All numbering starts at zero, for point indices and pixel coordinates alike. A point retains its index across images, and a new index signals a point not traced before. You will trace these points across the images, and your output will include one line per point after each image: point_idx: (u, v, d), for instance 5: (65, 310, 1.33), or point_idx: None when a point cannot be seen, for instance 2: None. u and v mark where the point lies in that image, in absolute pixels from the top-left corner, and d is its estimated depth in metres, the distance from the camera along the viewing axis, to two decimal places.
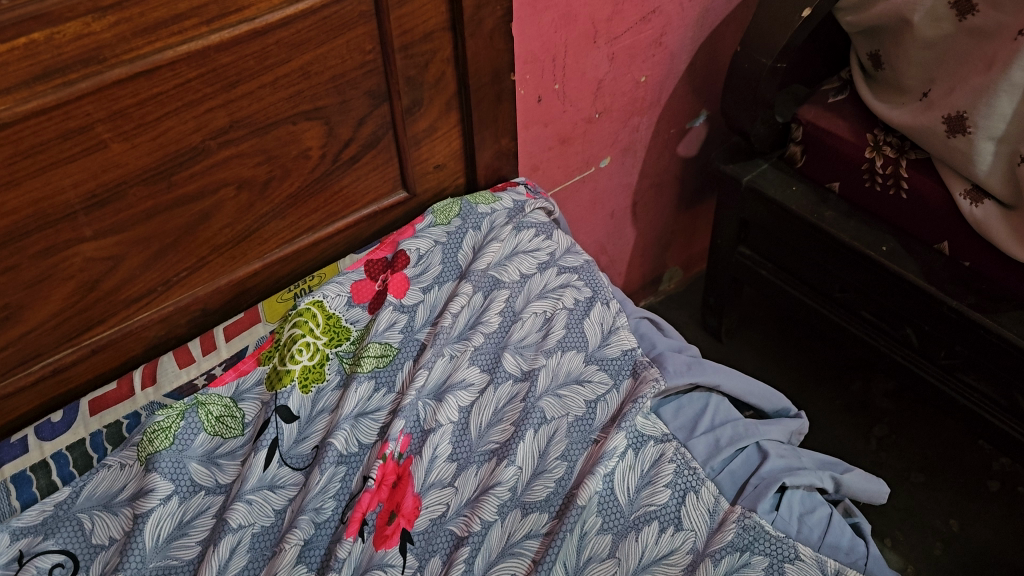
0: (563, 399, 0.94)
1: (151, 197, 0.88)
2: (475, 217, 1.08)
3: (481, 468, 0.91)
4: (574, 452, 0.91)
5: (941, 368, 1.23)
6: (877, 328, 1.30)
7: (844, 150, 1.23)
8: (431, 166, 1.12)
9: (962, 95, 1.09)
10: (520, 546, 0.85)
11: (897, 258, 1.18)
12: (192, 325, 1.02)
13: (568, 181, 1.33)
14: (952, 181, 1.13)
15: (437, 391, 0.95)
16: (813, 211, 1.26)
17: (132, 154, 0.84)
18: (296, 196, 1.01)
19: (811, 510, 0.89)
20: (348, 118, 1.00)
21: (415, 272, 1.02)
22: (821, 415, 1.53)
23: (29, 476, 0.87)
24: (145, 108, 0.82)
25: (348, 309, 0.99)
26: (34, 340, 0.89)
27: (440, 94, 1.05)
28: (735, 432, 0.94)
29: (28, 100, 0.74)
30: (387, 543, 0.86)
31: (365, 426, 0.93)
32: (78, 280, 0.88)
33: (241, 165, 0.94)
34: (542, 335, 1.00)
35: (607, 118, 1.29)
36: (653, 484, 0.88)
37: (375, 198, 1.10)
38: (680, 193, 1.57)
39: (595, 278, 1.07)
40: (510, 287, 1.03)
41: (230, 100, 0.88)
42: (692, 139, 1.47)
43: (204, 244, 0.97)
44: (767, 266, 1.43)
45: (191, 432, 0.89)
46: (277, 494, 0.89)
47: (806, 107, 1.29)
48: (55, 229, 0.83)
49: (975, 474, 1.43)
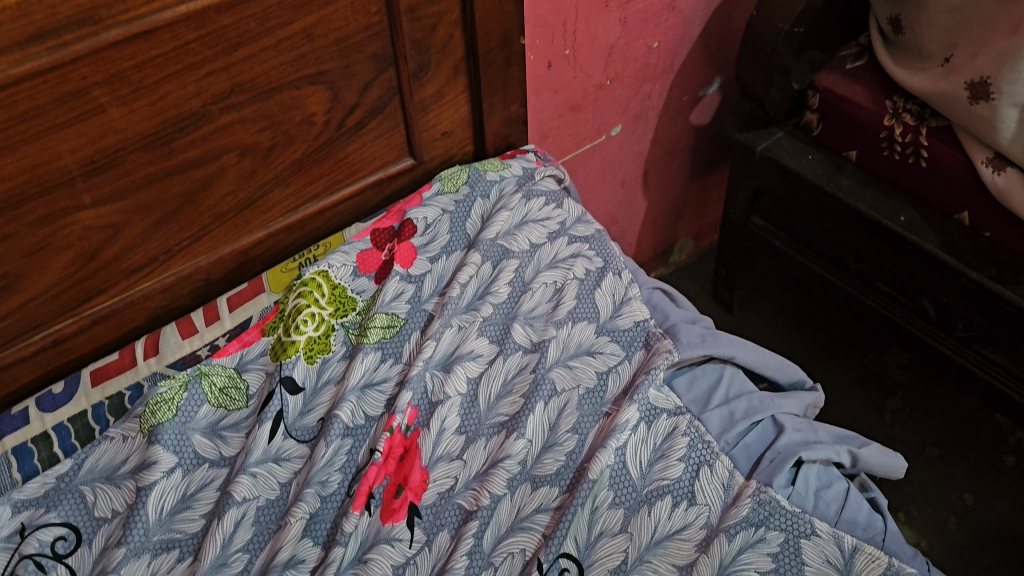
0: (574, 371, 0.92)
1: (151, 163, 0.86)
2: (483, 185, 1.06)
3: (490, 440, 0.89)
4: (585, 425, 0.89)
5: (959, 340, 1.21)
6: (894, 300, 1.27)
7: (863, 117, 1.20)
8: (438, 132, 1.09)
9: (985, 61, 1.05)
10: (530, 520, 0.83)
11: (915, 228, 1.15)
12: (195, 296, 1.00)
13: (578, 149, 1.31)
14: (974, 150, 1.09)
15: (445, 362, 0.93)
16: (829, 180, 1.23)
17: (130, 118, 0.81)
18: (299, 163, 0.99)
19: (828, 485, 0.87)
20: (353, 83, 0.97)
21: (422, 241, 1.00)
22: (835, 388, 1.51)
23: (30, 448, 0.85)
24: (143, 71, 0.79)
25: (354, 279, 0.97)
26: (33, 310, 0.87)
27: (447, 59, 1.02)
28: (750, 405, 0.92)
29: (22, 62, 0.72)
30: (393, 517, 0.84)
31: (371, 398, 0.91)
32: (78, 249, 0.86)
33: (243, 131, 0.91)
34: (553, 306, 0.98)
35: (618, 85, 1.26)
36: (666, 458, 0.86)
37: (382, 165, 1.07)
38: (693, 162, 1.54)
39: (606, 247, 1.04)
40: (519, 257, 1.01)
41: (231, 63, 0.85)
42: (705, 106, 1.44)
43: (207, 212, 0.94)
44: (781, 237, 1.40)
45: (193, 404, 0.87)
46: (281, 467, 0.87)
47: (823, 73, 1.25)
48: (52, 196, 0.81)
49: (991, 449, 1.41)
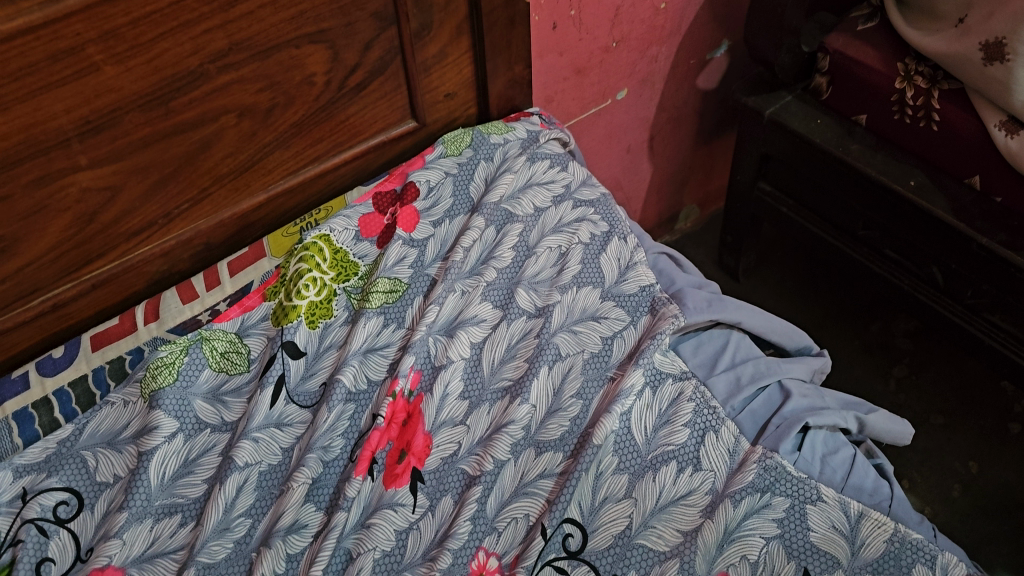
0: (578, 335, 0.91)
1: (149, 123, 0.84)
2: (487, 148, 1.05)
3: (493, 405, 0.88)
4: (589, 390, 0.88)
5: (967, 308, 1.19)
6: (902, 267, 1.26)
7: (874, 80, 1.18)
8: (441, 94, 1.08)
9: (1001, 21, 1.02)
10: (534, 486, 0.83)
11: (925, 193, 1.13)
12: (195, 260, 0.99)
13: (583, 113, 1.29)
14: (988, 113, 1.07)
15: (448, 327, 0.92)
16: (838, 144, 1.21)
17: (126, 77, 0.80)
18: (299, 125, 0.97)
19: (835, 450, 0.86)
20: (354, 42, 0.95)
21: (424, 205, 0.99)
22: (840, 356, 1.50)
23: (31, 413, 0.84)
24: (138, 28, 0.77)
25: (356, 243, 0.96)
26: (32, 274, 0.86)
27: (450, 18, 1.00)
28: (757, 370, 0.91)
29: (13, 17, 0.70)
30: (397, 482, 0.83)
31: (374, 362, 0.90)
32: (75, 211, 0.85)
33: (242, 91, 0.89)
34: (557, 270, 0.96)
35: (624, 47, 1.23)
36: (671, 423, 0.85)
37: (384, 127, 1.06)
38: (699, 128, 1.52)
39: (612, 211, 1.03)
40: (523, 221, 0.99)
41: (228, 20, 0.83)
42: (713, 70, 1.41)
43: (206, 174, 0.93)
44: (788, 203, 1.38)
45: (195, 368, 0.87)
46: (284, 433, 0.86)
47: (833, 35, 1.22)
48: (48, 156, 0.80)
49: (996, 416, 1.40)
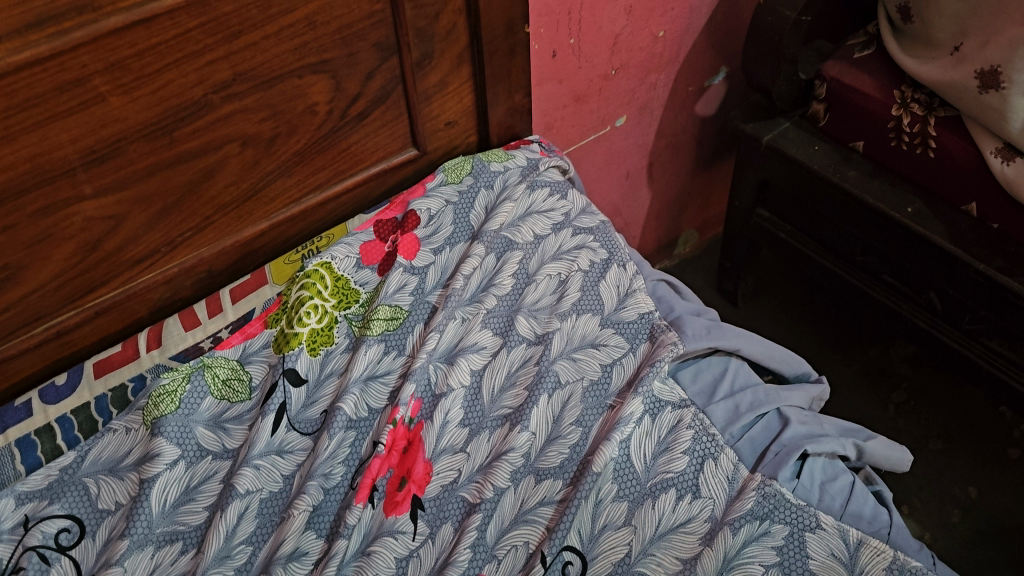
0: (578, 363, 0.92)
1: (153, 153, 0.85)
2: (487, 175, 1.05)
3: (493, 433, 0.88)
4: (589, 418, 0.88)
5: (965, 333, 1.20)
6: (900, 293, 1.26)
7: (871, 107, 1.19)
8: (442, 122, 1.09)
9: (996, 49, 1.04)
10: (534, 513, 0.83)
11: (922, 219, 1.14)
12: (198, 287, 0.99)
13: (582, 140, 1.30)
14: (984, 140, 1.08)
15: (449, 355, 0.93)
16: (835, 171, 1.22)
17: (132, 107, 0.81)
18: (302, 153, 0.98)
19: (834, 478, 0.86)
20: (356, 72, 0.96)
21: (425, 233, 1.00)
22: (839, 381, 1.50)
23: (34, 440, 0.85)
24: (144, 59, 0.79)
25: (357, 271, 0.96)
26: (36, 301, 0.87)
27: (451, 48, 1.01)
28: (756, 398, 0.91)
29: (21, 49, 0.71)
30: (397, 509, 0.84)
31: (374, 390, 0.91)
32: (80, 239, 0.86)
33: (245, 120, 0.90)
34: (557, 298, 0.97)
35: (623, 75, 1.25)
36: (670, 451, 0.86)
37: (385, 155, 1.07)
38: (698, 153, 1.53)
39: (611, 238, 1.04)
40: (523, 248, 1.00)
41: (232, 51, 0.84)
42: (711, 97, 1.43)
43: (209, 203, 0.94)
44: (787, 229, 1.39)
45: (197, 396, 0.87)
46: (285, 460, 0.87)
47: (830, 63, 1.24)
48: (54, 186, 0.81)
49: (994, 442, 1.40)
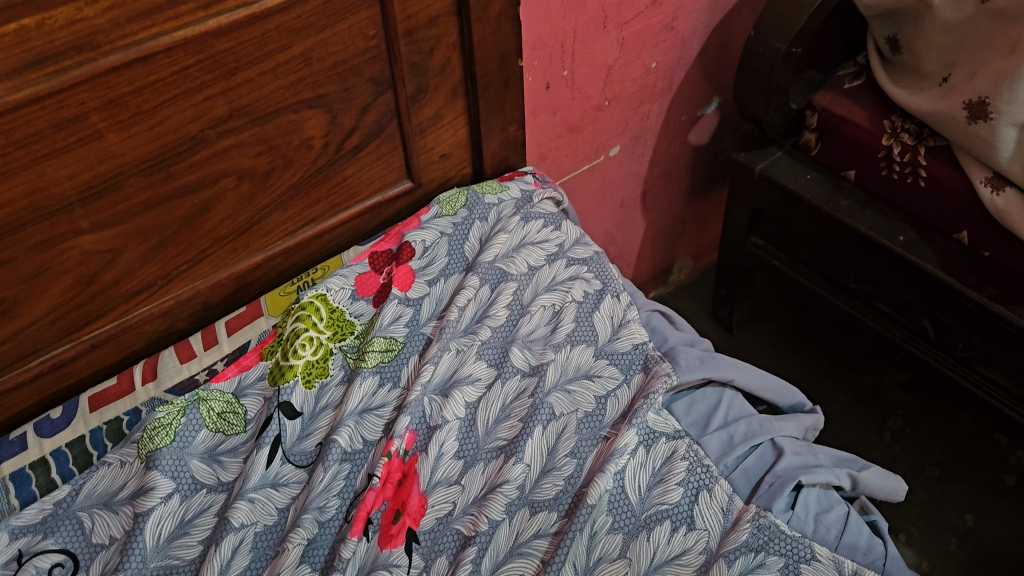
0: (572, 395, 0.92)
1: (150, 188, 0.86)
2: (481, 208, 1.06)
3: (488, 465, 0.88)
4: (583, 449, 0.88)
5: (958, 360, 1.20)
6: (893, 320, 1.27)
7: (860, 137, 1.20)
8: (437, 155, 1.10)
9: (984, 80, 1.05)
10: (528, 546, 0.83)
11: (914, 248, 1.15)
12: (193, 319, 1.00)
13: (576, 170, 1.31)
14: (973, 170, 1.10)
15: (443, 387, 0.93)
16: (827, 200, 1.23)
17: (129, 143, 0.82)
18: (297, 186, 0.99)
19: (828, 508, 0.87)
20: (351, 106, 0.97)
21: (420, 264, 1.00)
22: (834, 408, 1.51)
23: (29, 474, 0.85)
24: (141, 96, 0.80)
25: (352, 302, 0.97)
26: (32, 334, 0.87)
27: (446, 81, 1.03)
28: (750, 428, 0.92)
29: (20, 88, 0.72)
30: (392, 542, 0.84)
31: (369, 423, 0.91)
32: (77, 273, 0.86)
33: (241, 155, 0.91)
34: (551, 329, 0.98)
35: (616, 106, 1.26)
36: (664, 482, 0.86)
37: (380, 188, 1.08)
38: (691, 182, 1.54)
39: (605, 269, 1.04)
40: (517, 280, 1.01)
41: (229, 88, 0.85)
42: (704, 126, 1.44)
43: (205, 236, 0.94)
44: (780, 256, 1.39)
45: (192, 429, 0.87)
46: (280, 493, 0.87)
47: (821, 93, 1.25)
48: (50, 222, 0.81)
49: (991, 469, 1.40)
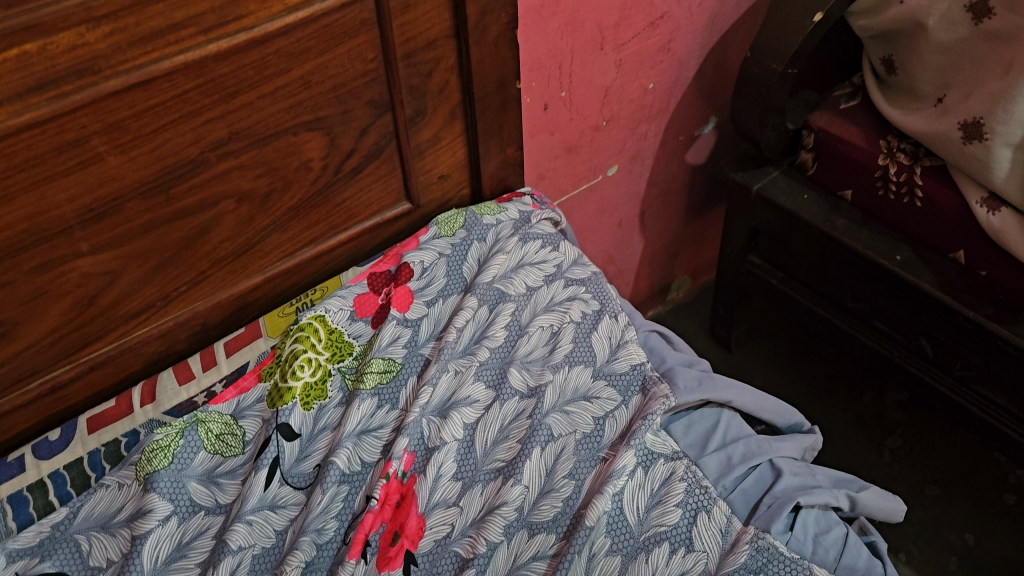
0: (571, 416, 0.92)
1: (150, 210, 0.87)
2: (480, 229, 1.06)
3: (486, 486, 0.88)
4: (582, 470, 0.89)
5: (956, 380, 1.20)
6: (891, 339, 1.27)
7: (857, 157, 1.21)
8: (435, 176, 1.10)
9: (979, 101, 1.06)
10: (526, 568, 0.83)
11: (911, 267, 1.15)
12: (192, 340, 1.00)
13: (574, 190, 1.31)
14: (969, 190, 1.10)
15: (441, 408, 0.93)
16: (824, 219, 1.23)
17: (129, 166, 0.82)
18: (297, 208, 0.99)
19: (826, 530, 0.87)
20: (350, 129, 0.98)
21: (418, 285, 1.00)
22: (833, 427, 1.51)
23: (26, 496, 0.85)
24: (142, 120, 0.80)
25: (351, 323, 0.97)
26: (31, 356, 0.87)
27: (444, 103, 1.03)
28: (748, 449, 0.91)
29: (21, 113, 0.72)
30: (390, 565, 0.83)
31: (367, 444, 0.91)
32: (76, 295, 0.87)
33: (241, 177, 0.92)
34: (549, 350, 0.98)
35: (614, 126, 1.27)
36: (663, 503, 0.86)
37: (379, 209, 1.08)
38: (689, 201, 1.55)
39: (603, 290, 1.05)
40: (515, 300, 1.01)
41: (229, 111, 0.86)
42: (702, 146, 1.45)
43: (205, 258, 0.95)
44: (778, 275, 1.40)
45: (191, 451, 0.87)
46: (277, 515, 0.87)
47: (817, 113, 1.26)
48: (50, 244, 0.82)
49: (990, 488, 1.40)
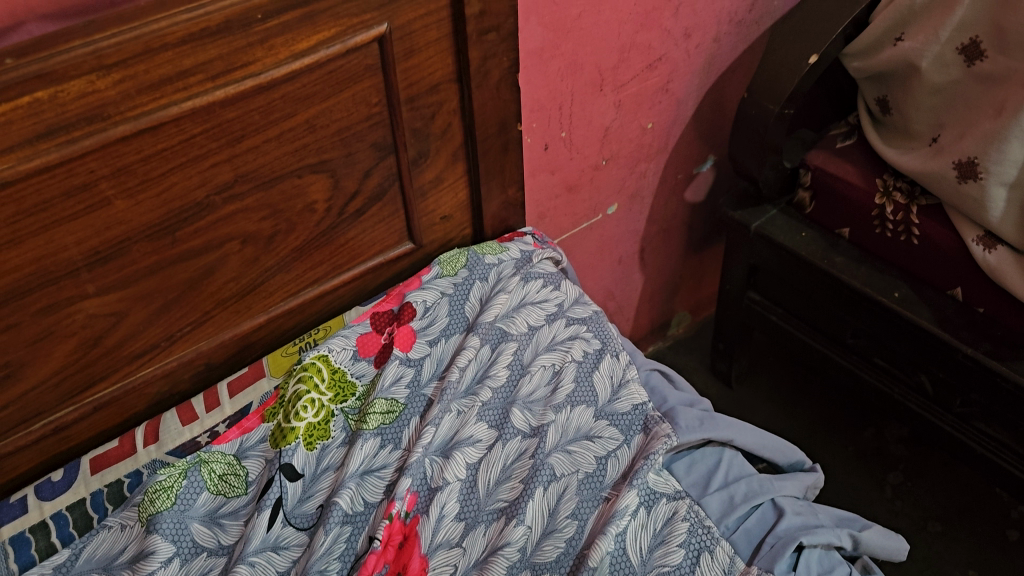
0: (572, 455, 0.93)
1: (156, 252, 0.88)
2: (482, 268, 1.07)
3: (489, 527, 0.89)
4: (584, 510, 0.89)
5: (957, 417, 1.21)
6: (891, 376, 1.27)
7: (854, 195, 1.22)
8: (437, 217, 1.12)
9: (972, 142, 1.08)
10: None
11: (909, 304, 1.16)
12: (195, 380, 1.00)
13: (575, 229, 1.33)
14: (965, 228, 1.12)
15: (444, 448, 0.93)
16: (822, 257, 1.24)
17: (137, 210, 0.83)
18: (300, 249, 1.00)
19: (830, 570, 0.87)
20: (354, 170, 0.99)
21: (420, 325, 1.01)
22: (835, 463, 1.50)
23: (29, 538, 0.85)
24: (150, 164, 0.82)
25: (354, 363, 0.97)
26: (35, 398, 0.88)
27: (447, 145, 1.05)
28: (750, 488, 0.92)
29: (30, 158, 0.74)
30: None
31: (371, 484, 0.91)
32: (81, 336, 0.87)
33: (246, 219, 0.93)
34: (551, 390, 0.98)
35: (614, 165, 1.28)
36: (666, 544, 0.86)
37: (382, 249, 1.09)
38: (688, 238, 1.56)
39: (604, 328, 1.05)
40: (517, 339, 1.02)
41: (235, 154, 0.87)
42: (700, 184, 1.47)
43: (209, 298, 0.95)
44: (777, 312, 1.40)
45: (193, 492, 0.87)
46: (280, 556, 0.87)
47: (814, 152, 1.28)
48: (57, 286, 0.82)
49: (992, 524, 1.40)
